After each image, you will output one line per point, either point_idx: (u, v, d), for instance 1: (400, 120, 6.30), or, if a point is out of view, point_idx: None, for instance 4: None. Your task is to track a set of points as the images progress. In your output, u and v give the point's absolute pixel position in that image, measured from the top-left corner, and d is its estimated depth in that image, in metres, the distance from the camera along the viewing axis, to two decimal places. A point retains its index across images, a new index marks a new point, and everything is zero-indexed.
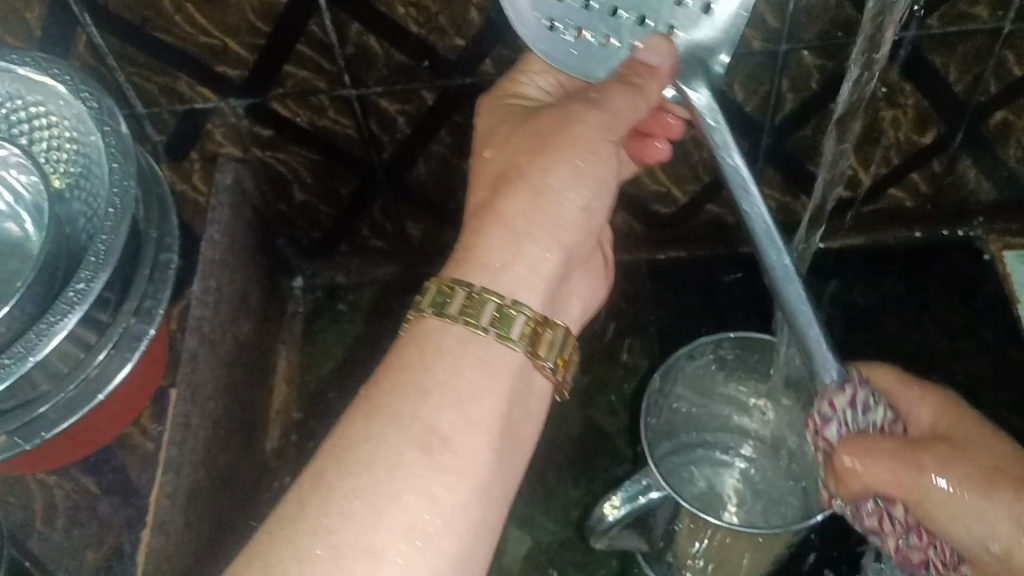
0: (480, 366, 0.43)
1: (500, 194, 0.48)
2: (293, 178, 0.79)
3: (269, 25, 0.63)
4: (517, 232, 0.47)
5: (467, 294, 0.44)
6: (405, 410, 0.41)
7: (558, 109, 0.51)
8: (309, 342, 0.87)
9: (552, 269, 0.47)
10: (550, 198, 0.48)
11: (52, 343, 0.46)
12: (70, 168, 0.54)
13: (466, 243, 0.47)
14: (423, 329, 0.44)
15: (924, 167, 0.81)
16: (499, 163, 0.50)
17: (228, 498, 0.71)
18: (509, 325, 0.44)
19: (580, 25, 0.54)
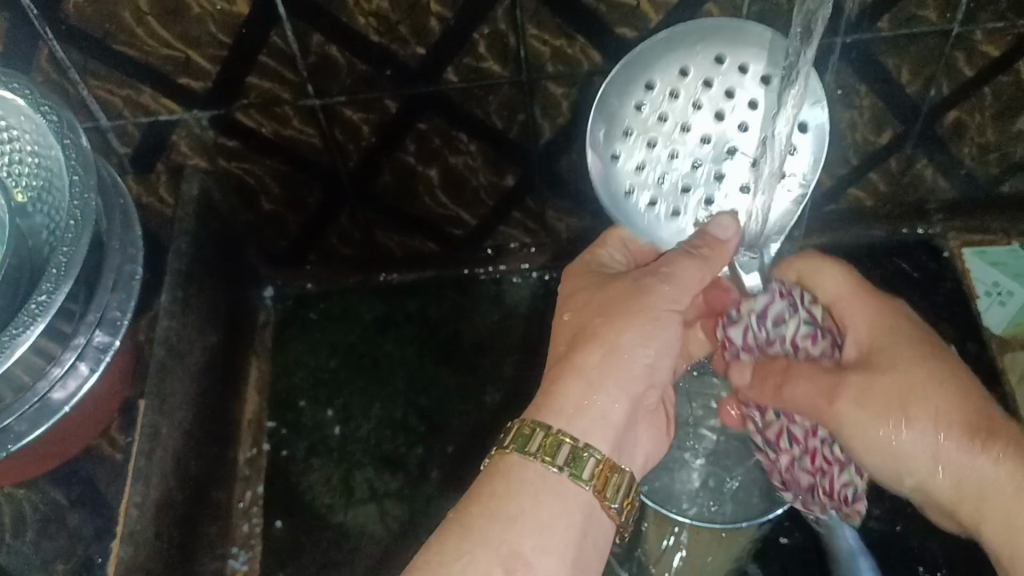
0: (559, 501, 0.48)
1: (576, 348, 0.53)
2: (260, 188, 0.79)
3: (232, 36, 0.64)
4: (590, 382, 0.52)
5: (547, 435, 0.50)
6: (493, 528, 0.47)
7: (630, 280, 0.55)
8: (280, 351, 0.87)
9: (615, 421, 0.52)
10: (619, 358, 0.53)
11: (15, 354, 0.46)
12: (33, 182, 0.55)
13: (546, 388, 0.52)
14: (508, 463, 0.49)
15: (882, 166, 0.82)
16: (574, 321, 0.55)
17: (200, 508, 0.71)
18: (582, 466, 0.50)
19: (666, 181, 0.59)
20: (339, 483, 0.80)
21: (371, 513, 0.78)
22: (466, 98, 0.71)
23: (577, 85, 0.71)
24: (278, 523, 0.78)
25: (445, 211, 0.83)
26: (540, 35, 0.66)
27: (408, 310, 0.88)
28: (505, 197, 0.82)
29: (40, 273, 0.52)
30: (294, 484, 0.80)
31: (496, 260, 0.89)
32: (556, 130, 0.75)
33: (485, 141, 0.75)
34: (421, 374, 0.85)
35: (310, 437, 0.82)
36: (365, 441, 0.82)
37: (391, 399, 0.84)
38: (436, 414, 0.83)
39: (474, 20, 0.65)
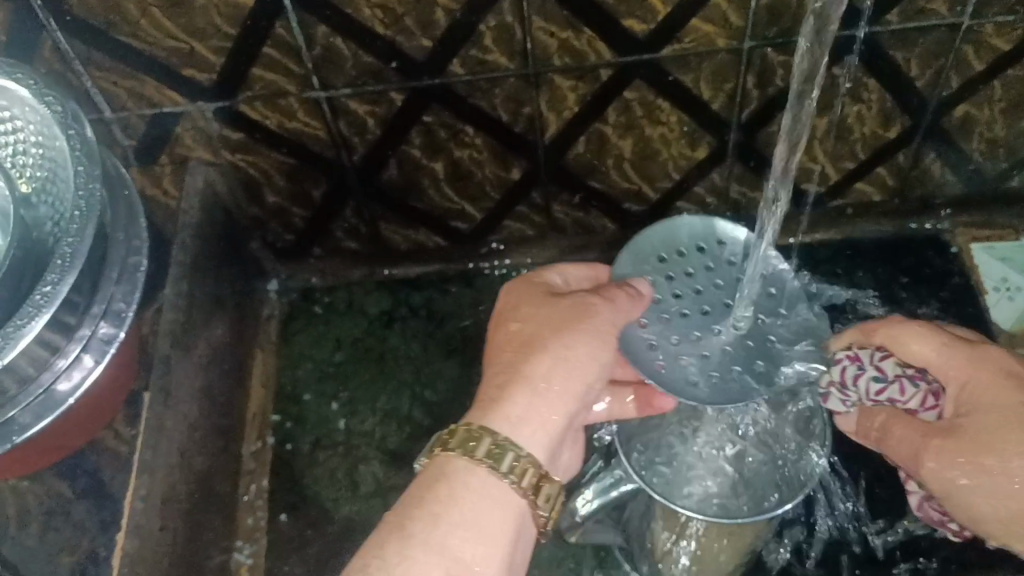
0: (497, 507, 0.46)
1: (521, 360, 0.50)
2: (266, 181, 0.79)
3: (237, 28, 0.64)
4: (538, 392, 0.50)
5: (494, 441, 0.47)
6: (422, 532, 0.44)
7: (575, 299, 0.53)
8: (285, 344, 0.87)
9: (557, 432, 0.50)
10: (554, 361, 0.50)
11: (19, 345, 0.46)
12: (37, 174, 0.54)
13: (490, 394, 0.50)
14: (450, 467, 0.47)
15: (890, 161, 0.82)
16: (521, 334, 0.52)
17: (205, 501, 0.71)
18: (524, 474, 0.47)
19: (657, 333, 0.59)
20: (344, 477, 0.79)
21: (375, 507, 0.78)
22: (472, 90, 0.71)
23: (584, 78, 0.71)
24: (283, 516, 0.78)
25: (450, 205, 0.83)
26: (547, 27, 0.66)
27: (413, 304, 0.88)
28: (511, 189, 0.81)
29: (45, 263, 0.52)
30: (299, 477, 0.80)
31: (501, 254, 0.89)
32: (562, 123, 0.75)
33: (491, 134, 0.75)
34: (426, 368, 0.85)
35: (315, 431, 0.82)
36: (370, 435, 0.82)
37: (396, 393, 0.83)
38: (441, 408, 0.82)
39: (480, 12, 0.64)
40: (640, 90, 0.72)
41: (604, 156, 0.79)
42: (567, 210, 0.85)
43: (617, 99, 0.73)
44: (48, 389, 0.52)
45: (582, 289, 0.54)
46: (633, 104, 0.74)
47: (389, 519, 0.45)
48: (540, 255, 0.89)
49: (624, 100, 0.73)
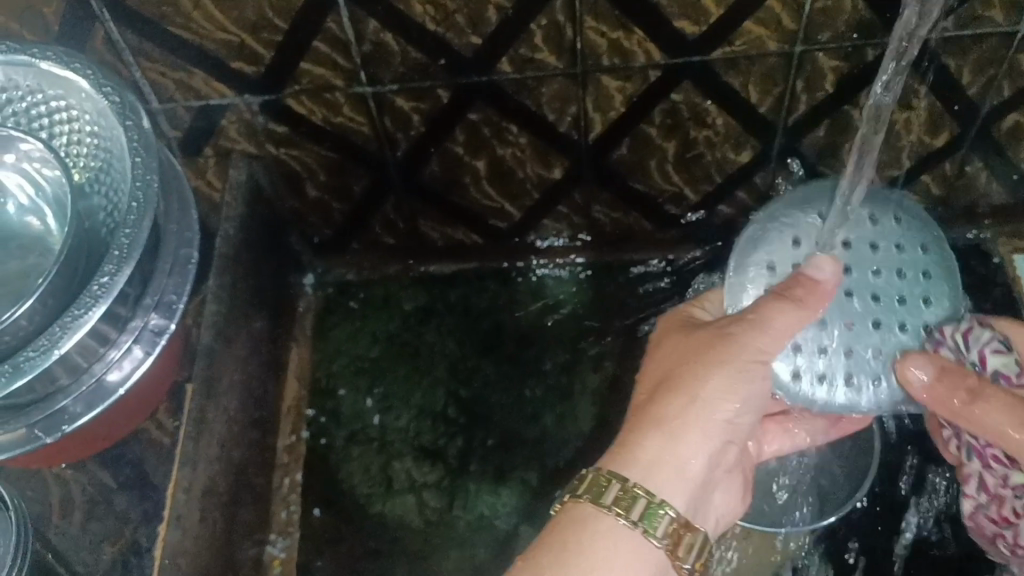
0: (636, 560, 0.44)
1: (653, 399, 0.49)
2: (307, 175, 0.79)
3: (287, 21, 0.64)
4: (669, 435, 0.48)
5: (623, 486, 0.46)
6: None
7: (737, 329, 0.49)
8: (320, 338, 0.87)
9: (692, 483, 0.48)
10: (702, 410, 0.49)
11: (77, 336, 0.46)
12: (92, 163, 0.55)
13: (623, 439, 0.49)
14: (578, 512, 0.46)
15: (936, 168, 0.81)
16: (657, 371, 0.51)
17: (242, 494, 0.71)
18: (658, 522, 0.45)
19: (784, 279, 0.53)
20: (378, 473, 0.79)
21: (409, 503, 0.78)
22: (519, 89, 0.71)
23: (632, 78, 0.70)
24: (317, 511, 0.78)
25: (490, 203, 0.83)
26: (598, 27, 0.65)
27: (449, 301, 0.88)
28: (552, 188, 0.81)
29: (99, 254, 0.52)
30: (333, 472, 0.80)
31: (538, 252, 0.88)
32: (607, 123, 0.74)
33: (535, 133, 0.75)
34: (460, 366, 0.84)
35: (349, 426, 0.82)
36: (404, 431, 0.81)
37: (430, 390, 0.83)
38: (476, 406, 0.82)
39: (532, 11, 0.64)
40: (688, 92, 0.72)
41: (648, 157, 0.78)
42: (607, 211, 0.84)
43: (665, 100, 0.72)
44: (98, 379, 0.52)
45: (767, 302, 0.49)
46: (680, 105, 0.73)
47: (524, 565, 0.44)
48: (578, 255, 0.88)
49: (671, 102, 0.72)
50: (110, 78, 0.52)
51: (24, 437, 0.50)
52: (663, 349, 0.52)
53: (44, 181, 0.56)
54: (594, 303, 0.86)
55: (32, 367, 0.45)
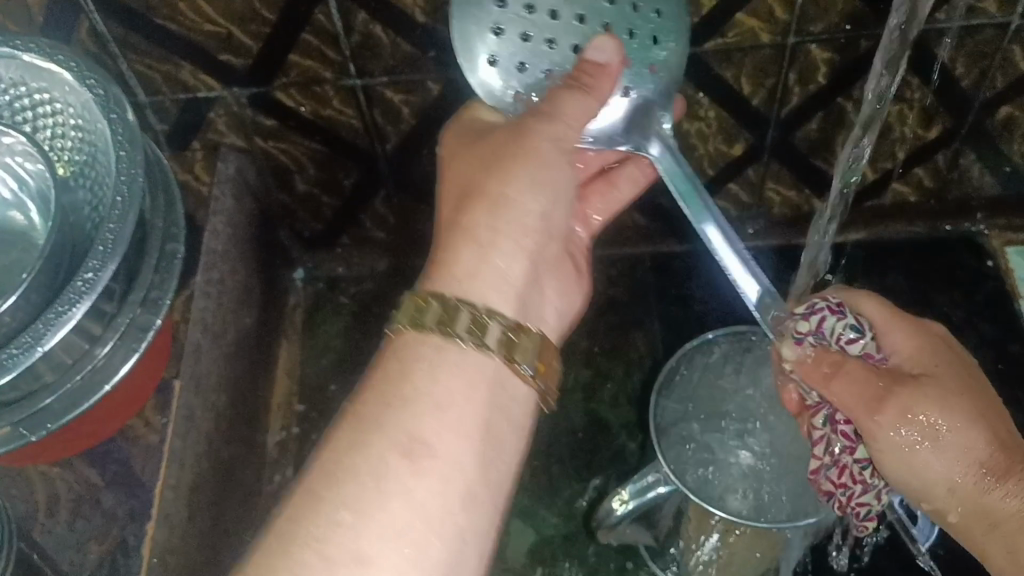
0: (463, 376, 0.43)
1: (462, 211, 0.47)
2: (297, 169, 0.78)
3: (275, 13, 0.63)
4: (483, 244, 0.46)
5: (445, 305, 0.43)
6: (380, 419, 0.40)
7: (508, 130, 0.50)
8: (311, 334, 0.86)
9: (518, 284, 0.47)
10: (509, 209, 0.47)
11: (61, 332, 0.45)
12: (77, 157, 0.54)
13: (439, 250, 0.46)
14: (403, 341, 0.43)
15: (928, 162, 0.81)
16: (459, 179, 0.49)
17: (232, 490, 0.70)
18: (486, 331, 0.44)
19: (516, 36, 0.52)
20: None
21: None
22: None
23: None
24: None
25: None
26: None
27: None
28: None
29: (83, 249, 0.51)
30: None
31: None
32: None
33: None
34: None
35: None
36: None
37: None
38: None
39: None
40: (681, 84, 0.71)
41: None
42: None
43: None
44: (98, 366, 0.51)
45: (557, 96, 0.49)
46: None
47: (359, 396, 0.42)
48: None
49: None
50: (94, 70, 0.51)
51: (10, 435, 0.49)
52: (475, 156, 0.50)
53: (30, 176, 0.55)
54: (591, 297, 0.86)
55: (17, 364, 0.44)
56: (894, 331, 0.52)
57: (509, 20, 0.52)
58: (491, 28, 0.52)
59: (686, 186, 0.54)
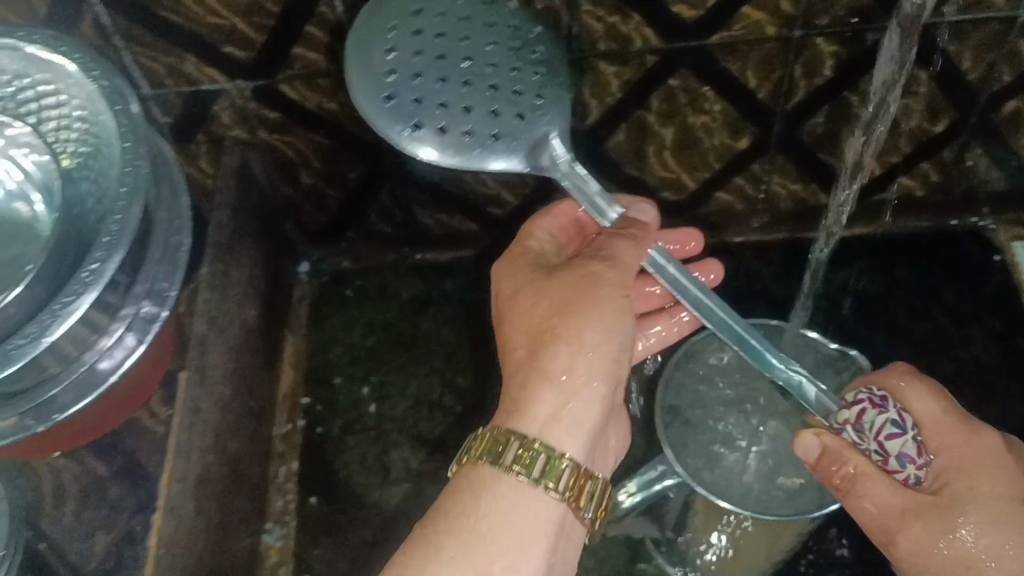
0: (530, 507, 0.48)
1: (539, 353, 0.52)
2: (302, 163, 0.78)
3: (279, 5, 0.63)
4: (563, 389, 0.51)
5: (522, 445, 0.49)
6: (454, 546, 0.46)
7: (576, 266, 0.55)
8: (316, 327, 0.86)
9: (594, 414, 0.52)
10: (587, 355, 0.52)
11: (67, 322, 0.45)
12: (75, 149, 0.52)
13: (513, 395, 0.52)
14: (476, 474, 0.49)
15: (935, 155, 0.80)
16: (529, 306, 0.54)
17: (237, 482, 0.71)
18: (557, 471, 0.49)
19: (407, 82, 0.61)
20: (376, 461, 0.79)
21: (405, 493, 0.77)
22: None
23: (629, 64, 0.69)
24: (313, 500, 0.77)
25: (486, 189, 0.82)
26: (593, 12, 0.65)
27: (445, 289, 0.88)
28: (549, 174, 0.80)
29: None
30: (329, 460, 0.80)
31: None
32: (605, 109, 0.74)
33: None
34: (458, 354, 0.84)
35: (346, 415, 0.82)
36: (401, 420, 0.81)
37: (427, 379, 0.83)
38: (472, 394, 0.82)
39: None
40: (686, 78, 0.71)
41: (646, 144, 0.77)
42: None
43: (662, 86, 0.72)
44: (89, 366, 0.51)
45: (620, 246, 0.56)
46: (677, 91, 0.72)
47: (423, 529, 0.48)
48: None
49: (669, 88, 0.72)
50: (99, 63, 0.53)
51: (15, 425, 0.50)
52: (512, 293, 0.55)
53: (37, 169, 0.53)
54: None
55: (21, 355, 0.44)
56: (938, 425, 0.54)
57: (398, 78, 0.61)
58: (383, 79, 0.61)
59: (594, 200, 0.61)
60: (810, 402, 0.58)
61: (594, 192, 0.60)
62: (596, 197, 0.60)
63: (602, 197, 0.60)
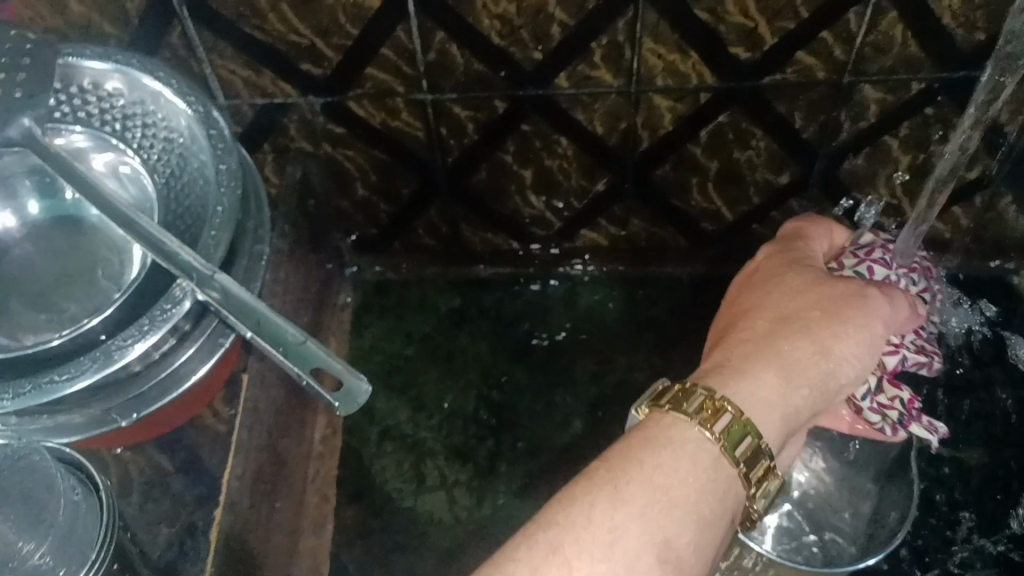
0: (775, 407, 0.44)
1: (779, 334, 0.47)
2: (358, 175, 0.81)
3: (358, 27, 0.66)
4: (788, 367, 0.45)
5: (708, 397, 0.43)
6: (796, 361, 0.46)
7: (840, 288, 0.49)
8: (357, 335, 0.89)
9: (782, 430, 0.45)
10: (831, 363, 0.47)
11: (167, 327, 0.48)
12: (166, 170, 0.56)
13: (747, 357, 0.46)
14: (667, 429, 0.42)
15: (967, 203, 0.81)
16: (782, 307, 0.49)
17: (284, 481, 0.73)
18: (737, 443, 0.42)
19: None
20: (412, 471, 0.82)
21: (437, 501, 0.80)
22: (573, 104, 0.73)
23: (683, 99, 0.72)
24: (351, 503, 0.80)
25: (532, 211, 0.85)
26: (656, 48, 0.68)
27: (484, 305, 0.91)
28: (593, 199, 0.83)
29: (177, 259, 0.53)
30: (367, 466, 0.82)
31: (570, 261, 0.91)
32: (655, 141, 0.76)
33: (583, 146, 0.77)
34: (493, 369, 0.87)
35: (383, 423, 0.84)
36: (437, 430, 0.84)
37: (465, 391, 0.86)
38: (507, 409, 0.85)
39: (594, 30, 0.66)
40: (735, 115, 0.74)
41: (691, 174, 0.80)
42: (644, 225, 0.87)
43: (712, 122, 0.75)
44: (171, 368, 0.52)
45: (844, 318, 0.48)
46: (726, 127, 0.75)
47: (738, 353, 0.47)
48: (605, 265, 0.91)
49: (719, 124, 0.75)
50: (201, 99, 0.54)
51: (99, 418, 0.51)
52: (658, 462, 0.41)
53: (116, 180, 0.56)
54: (637, 311, 0.89)
55: (121, 355, 0.47)
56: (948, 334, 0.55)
57: None
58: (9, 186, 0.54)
59: (294, 345, 0.46)
60: (281, 337, 0.46)
61: (325, 353, 0.45)
62: (329, 356, 0.45)
63: (314, 339, 0.46)
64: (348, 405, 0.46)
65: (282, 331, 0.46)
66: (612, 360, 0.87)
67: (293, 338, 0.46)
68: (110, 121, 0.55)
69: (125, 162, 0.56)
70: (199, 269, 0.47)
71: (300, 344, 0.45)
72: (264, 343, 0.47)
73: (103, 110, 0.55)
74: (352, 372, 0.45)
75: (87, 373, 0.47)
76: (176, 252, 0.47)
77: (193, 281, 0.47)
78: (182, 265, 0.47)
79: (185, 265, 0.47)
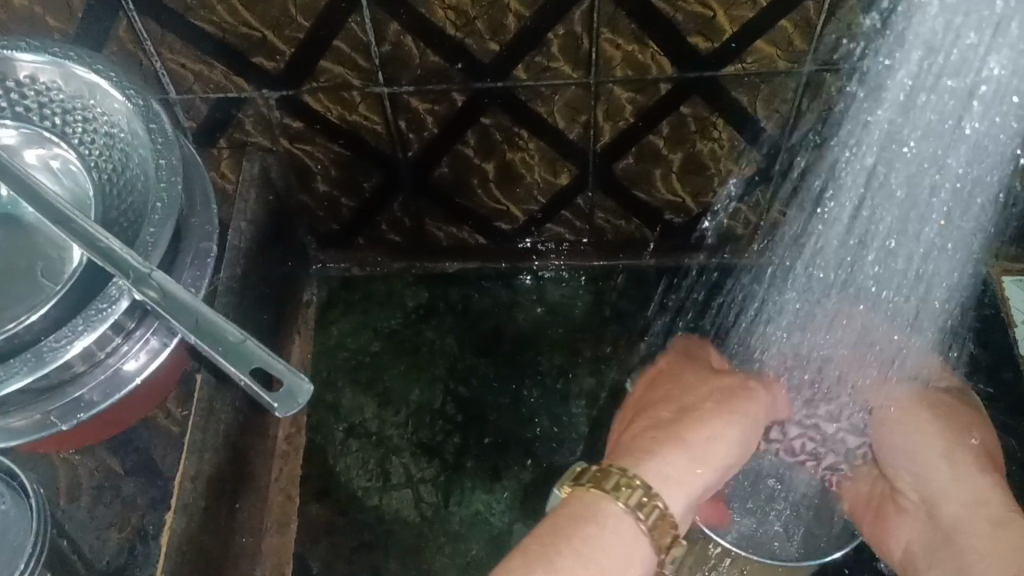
0: (685, 487, 0.45)
1: (678, 424, 0.48)
2: (319, 171, 0.80)
3: (310, 20, 0.65)
4: (692, 454, 0.46)
5: (630, 480, 0.43)
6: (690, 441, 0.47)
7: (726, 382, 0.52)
8: (323, 331, 0.88)
9: (698, 499, 0.46)
10: (721, 442, 0.47)
11: (101, 327, 0.47)
12: (106, 166, 0.54)
13: (647, 445, 0.47)
14: (586, 505, 0.42)
15: None
16: (678, 403, 0.50)
17: (245, 481, 0.72)
18: (647, 508, 0.42)
19: None
20: (378, 468, 0.81)
21: (403, 497, 0.79)
22: (532, 95, 0.72)
23: (643, 91, 0.72)
24: (314, 502, 0.79)
25: (496, 205, 0.84)
26: (614, 39, 0.67)
27: (450, 300, 0.90)
28: (556, 193, 0.83)
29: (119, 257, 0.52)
30: (332, 464, 0.81)
31: (537, 255, 0.91)
32: (616, 133, 0.76)
33: (545, 139, 0.76)
34: (460, 365, 0.86)
35: (349, 420, 0.83)
36: (403, 426, 0.83)
37: (431, 386, 0.85)
38: (474, 404, 0.84)
39: (551, 21, 0.65)
40: (696, 105, 0.73)
41: (655, 166, 0.79)
42: (609, 218, 0.86)
43: (673, 112, 0.74)
44: (113, 369, 0.51)
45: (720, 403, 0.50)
46: (688, 118, 0.74)
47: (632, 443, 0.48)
48: (572, 258, 0.91)
49: (680, 115, 0.74)
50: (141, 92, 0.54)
51: (40, 422, 0.50)
52: (594, 545, 0.41)
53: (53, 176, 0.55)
54: (605, 303, 0.89)
55: (54, 358, 0.46)
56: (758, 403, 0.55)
57: None
58: None
59: (235, 345, 0.45)
60: (221, 339, 0.45)
61: (267, 354, 0.45)
62: (270, 356, 0.45)
63: (254, 339, 0.45)
64: (289, 406, 0.45)
65: (222, 332, 0.45)
66: (580, 354, 0.86)
67: (233, 337, 0.45)
68: (49, 116, 0.55)
69: (60, 157, 0.55)
70: (136, 266, 0.46)
71: (240, 344, 0.45)
72: (201, 345, 0.45)
73: (42, 104, 0.54)
74: (292, 372, 0.44)
75: (19, 375, 0.46)
76: (110, 248, 0.47)
77: (130, 280, 0.46)
78: (114, 264, 0.46)
79: (121, 262, 0.46)
